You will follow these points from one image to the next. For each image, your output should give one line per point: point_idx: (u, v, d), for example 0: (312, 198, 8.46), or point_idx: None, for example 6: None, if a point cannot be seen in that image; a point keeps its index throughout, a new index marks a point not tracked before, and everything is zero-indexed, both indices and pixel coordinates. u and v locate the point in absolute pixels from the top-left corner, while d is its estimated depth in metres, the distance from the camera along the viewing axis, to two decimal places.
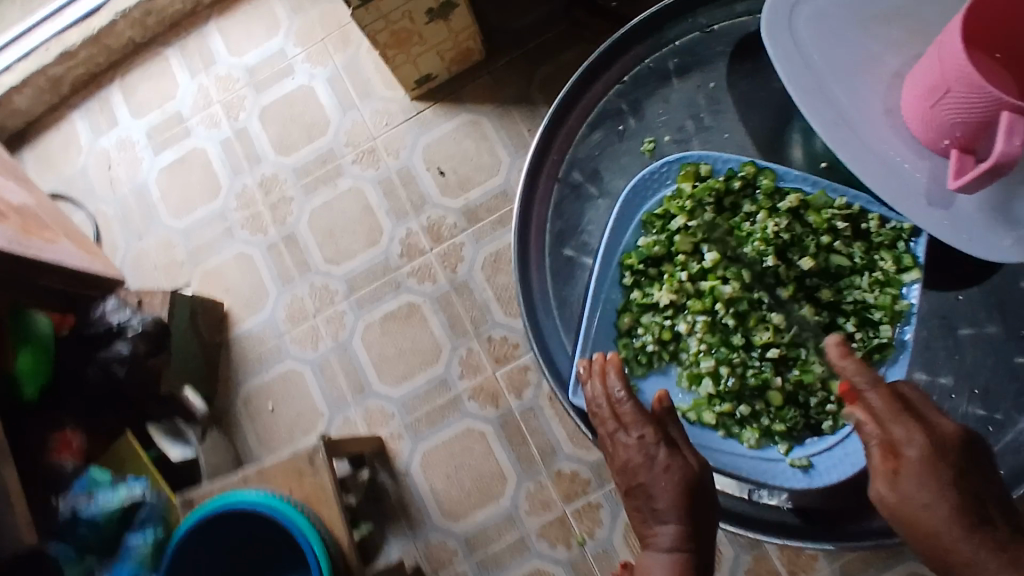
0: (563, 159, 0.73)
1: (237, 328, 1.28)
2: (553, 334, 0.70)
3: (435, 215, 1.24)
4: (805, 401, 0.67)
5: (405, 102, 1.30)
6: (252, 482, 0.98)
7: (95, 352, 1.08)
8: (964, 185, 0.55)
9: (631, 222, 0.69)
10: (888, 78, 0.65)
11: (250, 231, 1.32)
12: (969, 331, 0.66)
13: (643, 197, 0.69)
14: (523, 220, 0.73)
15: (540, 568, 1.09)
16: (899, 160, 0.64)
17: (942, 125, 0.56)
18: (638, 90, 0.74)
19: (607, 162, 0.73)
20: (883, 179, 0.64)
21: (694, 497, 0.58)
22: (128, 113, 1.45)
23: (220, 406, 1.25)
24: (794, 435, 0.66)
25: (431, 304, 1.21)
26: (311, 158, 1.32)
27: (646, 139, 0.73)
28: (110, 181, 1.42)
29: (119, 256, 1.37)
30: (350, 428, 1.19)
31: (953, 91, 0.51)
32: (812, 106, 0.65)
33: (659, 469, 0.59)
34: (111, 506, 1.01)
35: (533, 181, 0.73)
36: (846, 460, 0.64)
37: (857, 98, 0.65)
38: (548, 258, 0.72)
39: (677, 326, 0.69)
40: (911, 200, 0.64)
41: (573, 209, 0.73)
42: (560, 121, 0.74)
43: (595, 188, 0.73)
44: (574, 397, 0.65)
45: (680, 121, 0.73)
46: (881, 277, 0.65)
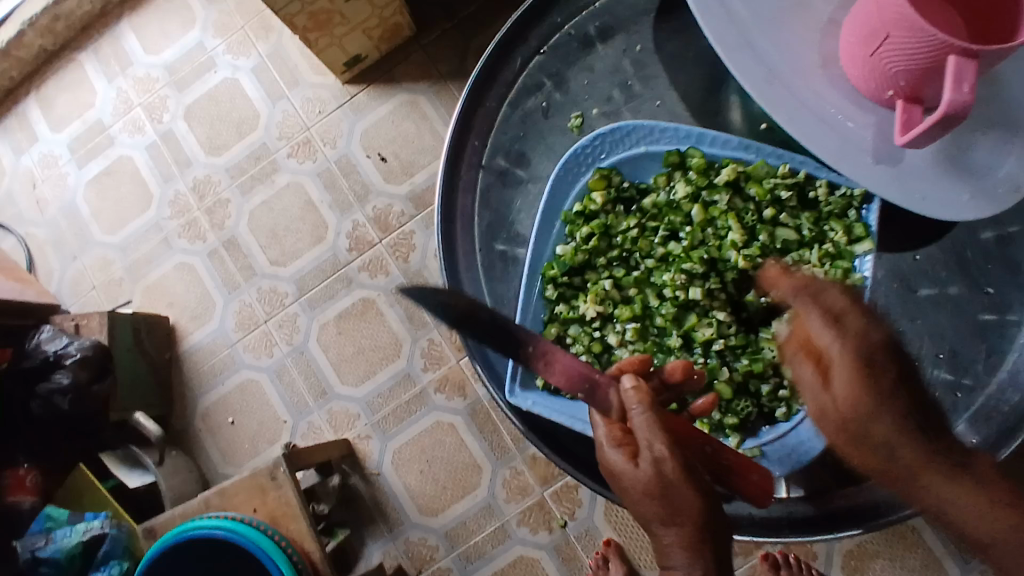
0: (485, 145, 0.69)
1: (186, 341, 1.22)
2: (490, 337, 0.68)
3: (381, 204, 1.18)
4: (756, 389, 0.64)
5: (337, 88, 1.22)
6: (213, 505, 0.93)
7: (35, 384, 1.03)
8: (913, 139, 0.52)
9: (553, 227, 0.65)
10: (821, 26, 0.61)
11: (189, 239, 1.25)
12: (932, 292, 0.64)
13: (576, 173, 0.64)
14: (447, 213, 0.68)
15: (525, 555, 1.07)
16: (838, 118, 0.60)
17: (884, 74, 0.52)
18: (560, 61, 0.68)
19: (533, 143, 0.69)
20: (826, 141, 0.60)
21: (677, 504, 0.50)
22: (47, 127, 1.36)
23: (178, 426, 1.20)
24: (746, 425, 0.64)
25: (386, 297, 1.16)
26: (245, 155, 1.25)
27: (572, 114, 0.68)
28: (37, 201, 1.34)
29: (54, 280, 1.29)
30: (316, 433, 1.15)
31: (892, 38, 0.48)
32: (743, 67, 0.60)
33: (629, 470, 0.53)
34: (70, 543, 0.96)
35: (454, 168, 0.68)
36: (800, 448, 0.60)
37: (785, 51, 0.61)
38: (479, 255, 0.68)
39: (607, 337, 0.66)
40: (856, 159, 0.60)
41: (501, 197, 0.68)
42: (478, 101, 0.68)
43: (524, 171, 0.68)
44: (511, 397, 0.63)
45: (607, 91, 0.68)
46: (832, 249, 0.63)
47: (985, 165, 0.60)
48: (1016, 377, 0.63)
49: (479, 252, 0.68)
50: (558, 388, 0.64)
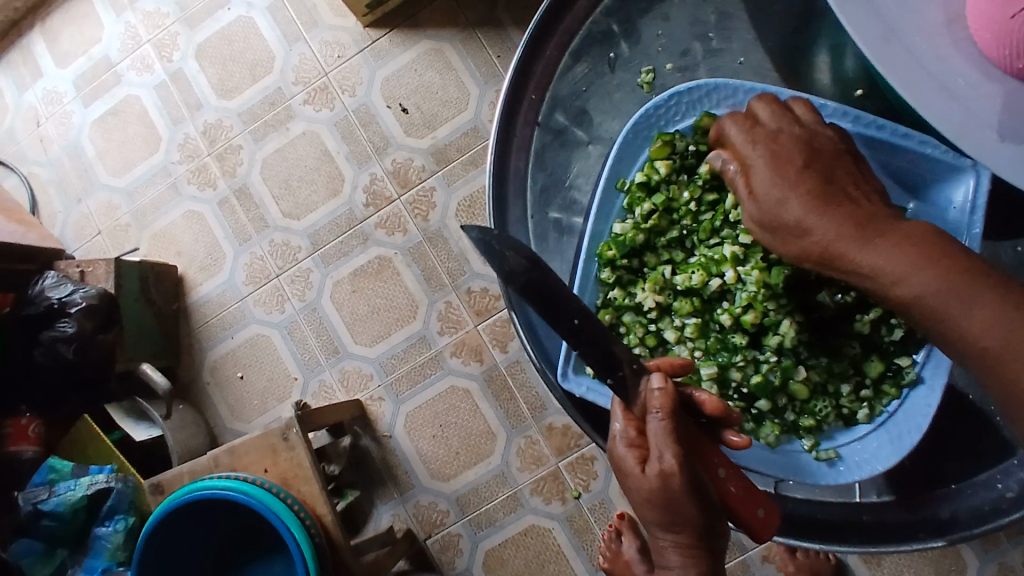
0: (544, 99, 0.63)
1: (194, 293, 1.18)
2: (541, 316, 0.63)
3: (401, 157, 1.13)
4: (835, 390, 0.59)
5: (357, 31, 1.15)
6: (223, 464, 0.91)
7: (39, 332, 0.99)
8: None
9: (616, 197, 0.61)
10: None
11: (198, 186, 1.20)
12: None
13: (647, 136, 0.60)
14: (500, 173, 0.63)
15: (536, 524, 1.06)
16: (962, 86, 0.50)
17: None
18: (630, 6, 0.62)
19: (597, 100, 0.63)
20: (941, 110, 0.50)
21: (679, 517, 0.46)
22: (51, 62, 1.29)
23: (186, 378, 1.17)
24: (822, 428, 0.60)
25: (403, 256, 1.12)
26: (257, 100, 1.18)
27: (643, 70, 0.63)
28: (40, 140, 1.28)
29: (58, 224, 1.25)
30: (327, 392, 1.12)
31: None
32: (852, 16, 0.51)
33: (634, 474, 0.48)
34: (75, 496, 0.93)
35: (509, 126, 0.63)
36: (883, 451, 0.56)
37: (906, 4, 0.51)
38: (532, 222, 0.63)
39: (664, 331, 0.62)
40: (976, 135, 0.50)
41: (558, 158, 0.63)
42: (538, 50, 0.63)
43: (584, 132, 0.63)
44: (563, 380, 0.58)
45: (685, 44, 0.62)
46: None
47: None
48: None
49: (532, 219, 0.64)
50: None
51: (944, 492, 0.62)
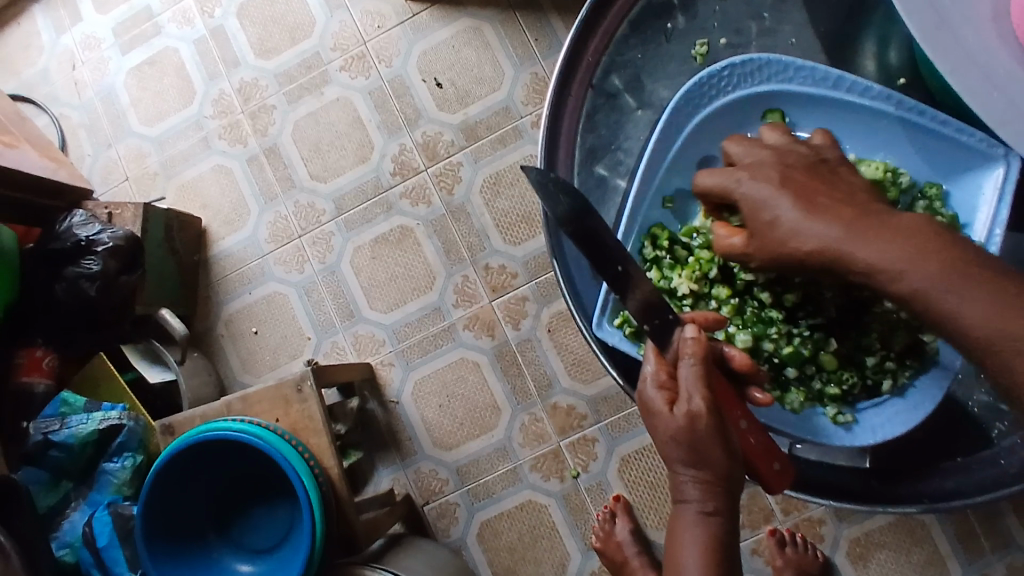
0: (599, 62, 0.64)
1: (217, 246, 1.20)
2: (576, 265, 0.63)
3: (431, 130, 1.15)
4: (861, 361, 0.58)
5: (399, 4, 1.17)
6: (235, 410, 0.93)
7: (62, 268, 1.00)
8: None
9: (659, 165, 0.60)
10: None
11: (228, 142, 1.21)
12: None
13: (696, 105, 0.60)
14: (551, 133, 0.64)
15: (532, 499, 1.08)
16: (1008, 77, 0.47)
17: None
18: None
19: (650, 69, 0.64)
20: (990, 97, 0.47)
21: (702, 456, 0.51)
22: (92, 7, 1.30)
23: (201, 328, 1.19)
24: (846, 399, 0.59)
25: (425, 227, 1.14)
26: (294, 63, 1.20)
27: (698, 41, 0.64)
28: (75, 83, 1.30)
29: (86, 166, 1.27)
30: (338, 353, 1.14)
31: None
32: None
33: (663, 413, 0.52)
34: (85, 430, 0.96)
35: (565, 87, 0.64)
36: (899, 420, 0.57)
37: None
38: (578, 176, 0.64)
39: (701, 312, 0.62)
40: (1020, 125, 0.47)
41: (608, 121, 0.64)
42: (600, 15, 0.64)
43: (634, 98, 0.64)
44: (599, 329, 0.59)
45: (739, 24, 0.64)
46: (950, 219, 0.55)
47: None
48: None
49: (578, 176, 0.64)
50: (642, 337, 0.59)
51: None
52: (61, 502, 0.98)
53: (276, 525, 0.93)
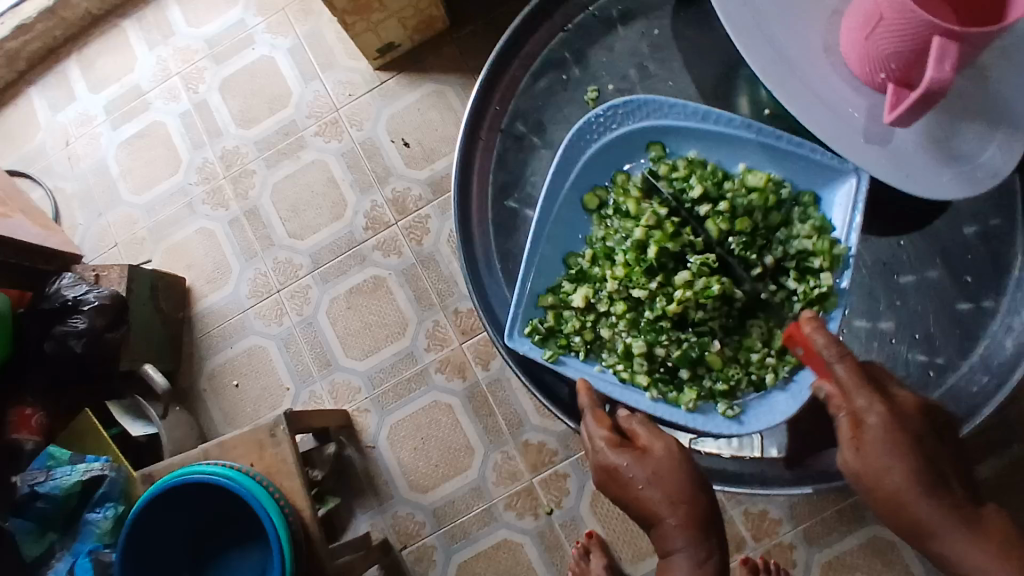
0: (506, 110, 0.71)
1: (201, 303, 1.26)
2: (492, 286, 0.70)
3: (400, 186, 1.22)
4: (745, 358, 0.64)
5: (369, 73, 1.27)
6: (212, 456, 0.96)
7: (51, 326, 1.06)
8: (901, 117, 0.53)
9: (559, 193, 0.67)
10: (827, 15, 0.62)
11: (212, 206, 1.29)
12: (910, 278, 0.66)
13: (588, 140, 0.66)
14: (465, 170, 0.71)
15: (508, 538, 1.09)
16: (838, 98, 0.62)
17: (876, 56, 0.53)
18: (582, 39, 0.71)
19: (551, 112, 0.71)
20: (823, 120, 0.61)
21: (683, 482, 0.59)
22: (85, 87, 1.41)
23: (184, 383, 1.23)
24: (737, 393, 0.64)
25: (397, 277, 1.20)
26: (273, 131, 1.29)
27: (589, 88, 0.71)
28: (68, 157, 1.39)
29: (79, 235, 1.34)
30: (316, 402, 1.18)
31: (886, 20, 0.49)
32: (750, 46, 0.61)
33: (638, 460, 0.60)
34: (69, 481, 0.98)
35: (474, 132, 0.71)
36: (780, 406, 0.63)
37: (793, 33, 0.62)
38: (491, 211, 0.71)
39: (599, 328, 0.67)
40: (848, 138, 0.62)
41: (517, 160, 0.71)
42: (503, 69, 0.71)
43: (539, 139, 0.71)
44: (511, 341, 0.66)
45: (625, 69, 0.71)
46: (818, 224, 0.63)
47: (969, 149, 0.61)
48: (988, 361, 0.64)
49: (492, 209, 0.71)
50: (550, 340, 0.67)
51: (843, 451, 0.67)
52: (46, 552, 1.01)
53: (251, 566, 0.95)
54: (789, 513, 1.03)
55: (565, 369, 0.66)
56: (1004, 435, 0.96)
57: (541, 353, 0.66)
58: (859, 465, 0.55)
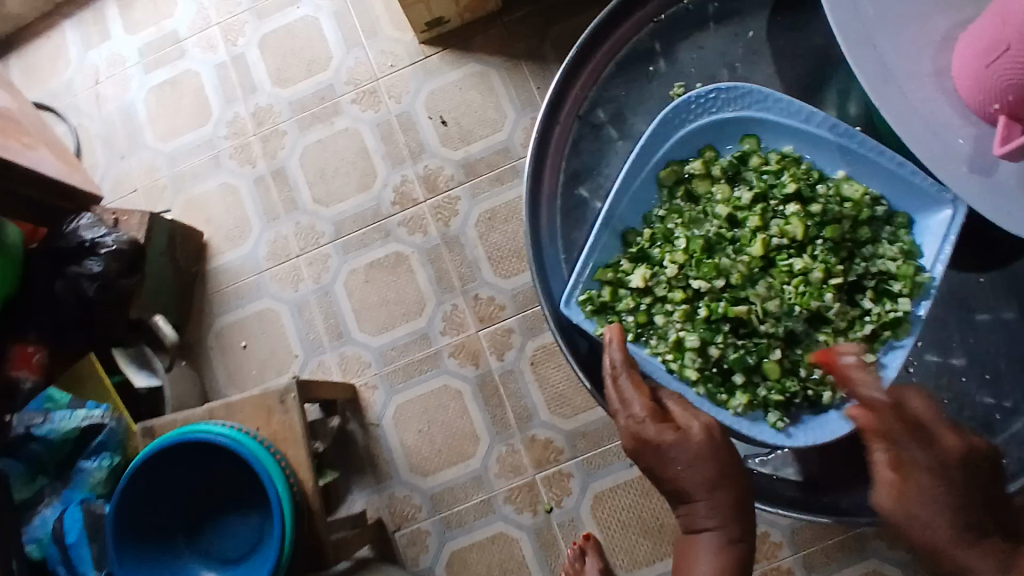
0: (587, 96, 0.69)
1: (216, 260, 1.23)
2: (552, 260, 0.68)
3: (433, 165, 1.20)
4: (804, 373, 0.62)
5: (413, 46, 1.25)
6: (218, 416, 0.94)
7: (65, 266, 1.04)
8: (1011, 153, 0.51)
9: (641, 174, 0.65)
10: (937, 40, 0.60)
11: (238, 162, 1.26)
12: (986, 317, 0.65)
13: (683, 120, 0.65)
14: (539, 151, 0.69)
15: (503, 532, 1.08)
16: (942, 123, 0.59)
17: (992, 87, 0.51)
18: (672, 32, 0.69)
19: (632, 104, 0.69)
20: (928, 145, 0.59)
21: (723, 469, 0.58)
22: (121, 27, 1.38)
23: (191, 338, 1.21)
24: (789, 407, 0.63)
25: (420, 255, 1.18)
26: (309, 93, 1.26)
27: (676, 84, 0.69)
28: (97, 97, 1.35)
29: (99, 174, 1.31)
30: (324, 372, 1.16)
31: (1011, 51, 0.47)
32: (860, 61, 0.59)
33: (678, 440, 0.58)
34: (68, 427, 0.96)
35: (552, 116, 0.69)
36: (833, 424, 0.61)
37: (904, 53, 0.59)
38: (560, 198, 0.69)
39: (653, 313, 0.65)
40: (950, 167, 0.59)
41: (592, 149, 0.69)
42: (588, 55, 0.69)
43: (617, 130, 0.69)
44: (565, 308, 0.65)
45: (714, 69, 0.69)
46: (906, 248, 0.62)
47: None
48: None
49: (560, 195, 0.69)
50: (602, 315, 0.65)
51: None
52: (34, 496, 0.98)
53: (246, 531, 0.93)
54: (791, 538, 1.02)
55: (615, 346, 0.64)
56: None
57: (592, 327, 0.64)
58: (894, 510, 0.52)
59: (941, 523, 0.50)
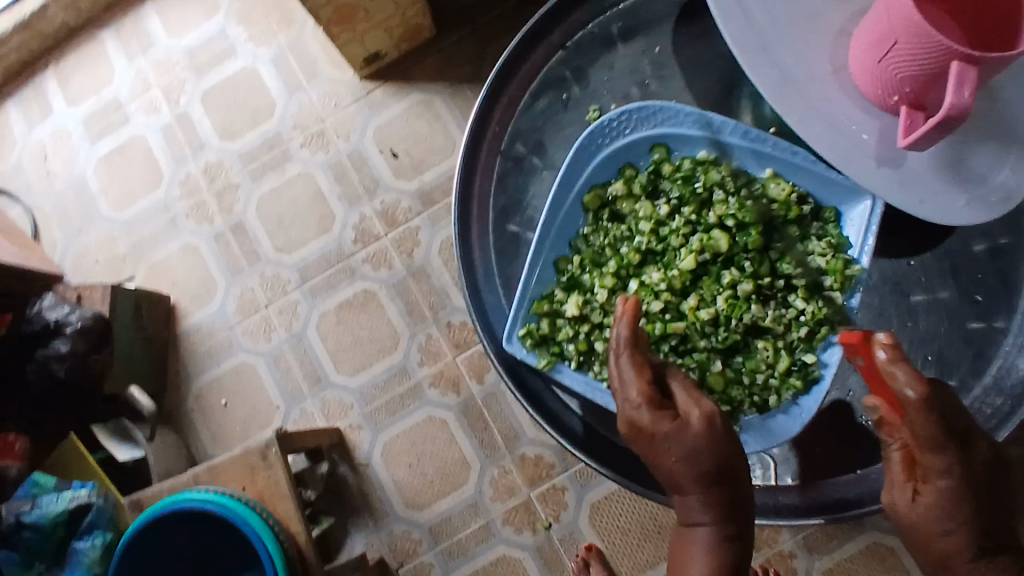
0: (505, 131, 0.72)
1: (185, 321, 1.23)
2: (494, 300, 0.70)
3: (389, 199, 1.20)
4: (748, 380, 0.64)
5: (354, 83, 1.25)
6: (202, 481, 0.94)
7: (33, 350, 1.04)
8: (915, 142, 0.54)
9: (565, 202, 0.67)
10: (833, 35, 0.63)
11: (195, 221, 1.26)
12: (922, 298, 0.67)
13: (599, 145, 0.66)
14: (465, 193, 0.71)
15: (506, 555, 1.08)
16: (846, 120, 0.62)
17: (888, 80, 0.54)
18: (581, 57, 0.71)
19: (551, 133, 0.71)
20: (835, 144, 0.62)
21: (721, 461, 0.57)
22: (63, 101, 1.37)
23: (170, 404, 1.20)
24: (737, 415, 0.64)
25: (388, 290, 1.18)
26: (257, 143, 1.26)
27: (590, 108, 0.71)
28: (46, 174, 1.35)
29: (58, 252, 1.30)
30: (307, 420, 1.16)
31: (900, 44, 0.50)
32: (756, 68, 0.62)
33: (677, 430, 0.57)
34: (56, 510, 0.96)
35: (474, 154, 0.71)
36: (782, 428, 0.63)
37: (799, 57, 0.63)
38: (492, 235, 0.71)
39: (593, 340, 0.67)
40: (860, 162, 0.62)
41: (516, 182, 0.71)
42: (500, 90, 0.72)
43: (539, 160, 0.71)
44: (508, 344, 0.67)
45: (626, 88, 0.71)
46: (834, 242, 0.64)
47: (982, 173, 0.63)
48: (1001, 383, 0.65)
49: (492, 233, 0.71)
50: (544, 346, 0.67)
51: (851, 477, 0.67)
52: None
53: None
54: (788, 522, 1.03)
55: (559, 377, 0.66)
56: None
57: (535, 360, 0.66)
58: (908, 515, 0.56)
59: (959, 540, 0.54)
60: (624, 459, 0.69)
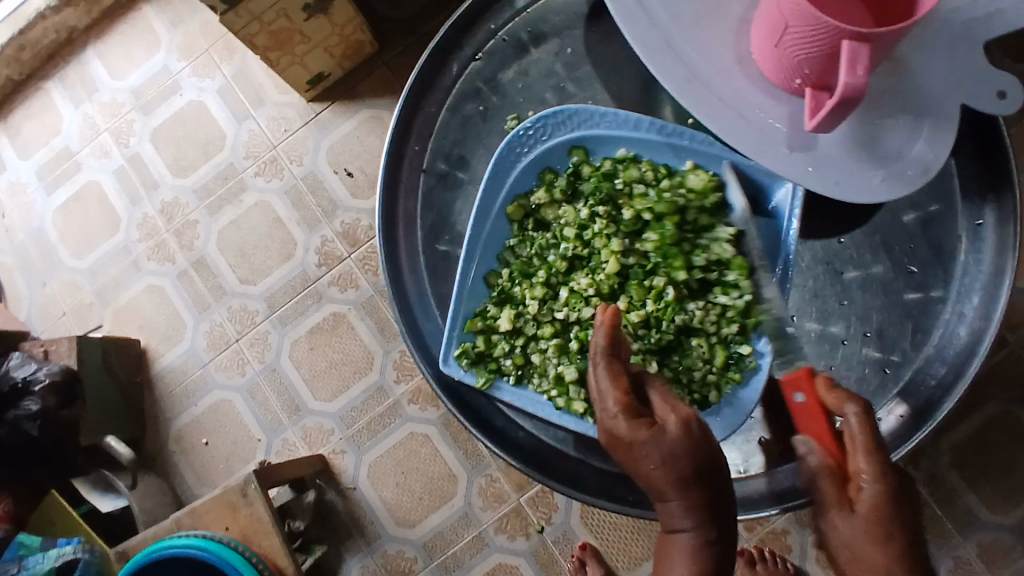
0: (426, 149, 0.72)
1: (157, 364, 1.22)
2: (429, 322, 0.71)
3: (349, 219, 1.19)
4: (687, 378, 0.66)
5: (302, 106, 1.24)
6: (185, 525, 0.93)
7: (4, 411, 1.02)
8: (821, 122, 0.57)
9: (490, 215, 0.68)
10: (735, 24, 0.64)
11: (157, 261, 1.25)
12: (855, 274, 0.69)
13: (519, 153, 0.67)
14: (390, 215, 0.71)
15: (502, 563, 1.07)
16: (755, 110, 0.64)
17: (790, 64, 0.57)
18: (495, 66, 0.72)
19: (472, 146, 0.72)
20: (745, 136, 0.64)
21: (700, 463, 0.53)
22: (15, 155, 1.36)
23: (152, 449, 1.19)
24: None
25: (357, 310, 1.17)
26: (211, 176, 1.25)
27: (509, 116, 0.72)
28: (6, 230, 1.33)
29: (24, 307, 1.29)
30: (290, 450, 1.15)
31: (792, 27, 0.53)
32: (663, 67, 0.64)
33: (654, 434, 0.54)
34: (42, 569, 0.94)
35: (396, 173, 0.72)
36: (722, 424, 0.65)
37: (704, 52, 0.64)
38: (422, 255, 0.71)
39: (529, 352, 0.68)
40: (773, 151, 0.64)
41: (442, 199, 0.72)
42: (417, 106, 0.72)
43: (463, 173, 0.72)
44: (445, 365, 0.68)
45: (542, 93, 0.72)
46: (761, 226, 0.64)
47: (897, 148, 0.64)
48: (944, 353, 0.67)
49: (423, 253, 0.72)
50: (481, 364, 0.68)
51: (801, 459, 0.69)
52: None
53: None
54: None
55: (499, 394, 0.67)
56: (977, 395, 1.00)
57: (473, 379, 0.68)
58: (844, 523, 0.54)
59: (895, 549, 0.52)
60: (607, 478, 0.69)
